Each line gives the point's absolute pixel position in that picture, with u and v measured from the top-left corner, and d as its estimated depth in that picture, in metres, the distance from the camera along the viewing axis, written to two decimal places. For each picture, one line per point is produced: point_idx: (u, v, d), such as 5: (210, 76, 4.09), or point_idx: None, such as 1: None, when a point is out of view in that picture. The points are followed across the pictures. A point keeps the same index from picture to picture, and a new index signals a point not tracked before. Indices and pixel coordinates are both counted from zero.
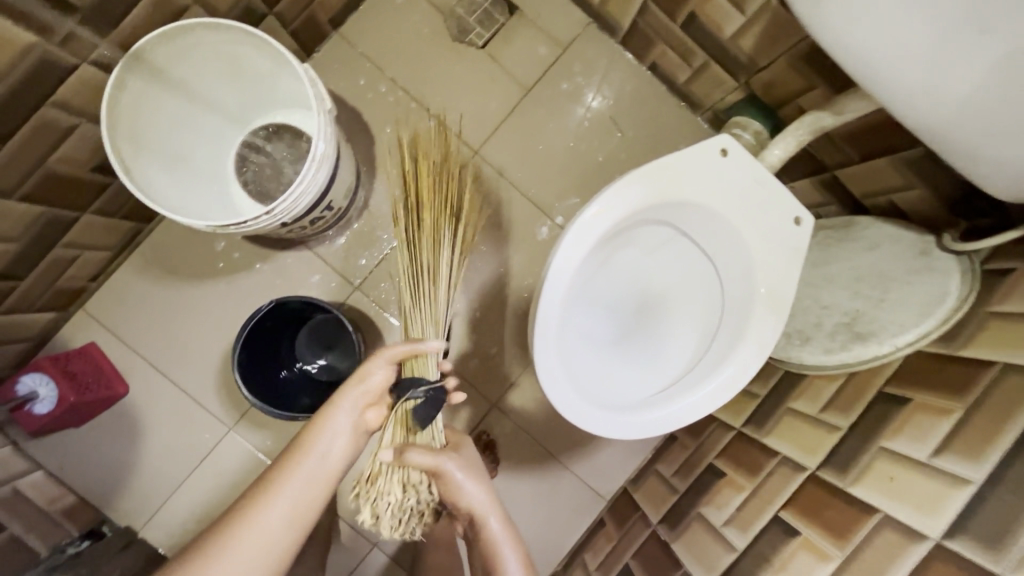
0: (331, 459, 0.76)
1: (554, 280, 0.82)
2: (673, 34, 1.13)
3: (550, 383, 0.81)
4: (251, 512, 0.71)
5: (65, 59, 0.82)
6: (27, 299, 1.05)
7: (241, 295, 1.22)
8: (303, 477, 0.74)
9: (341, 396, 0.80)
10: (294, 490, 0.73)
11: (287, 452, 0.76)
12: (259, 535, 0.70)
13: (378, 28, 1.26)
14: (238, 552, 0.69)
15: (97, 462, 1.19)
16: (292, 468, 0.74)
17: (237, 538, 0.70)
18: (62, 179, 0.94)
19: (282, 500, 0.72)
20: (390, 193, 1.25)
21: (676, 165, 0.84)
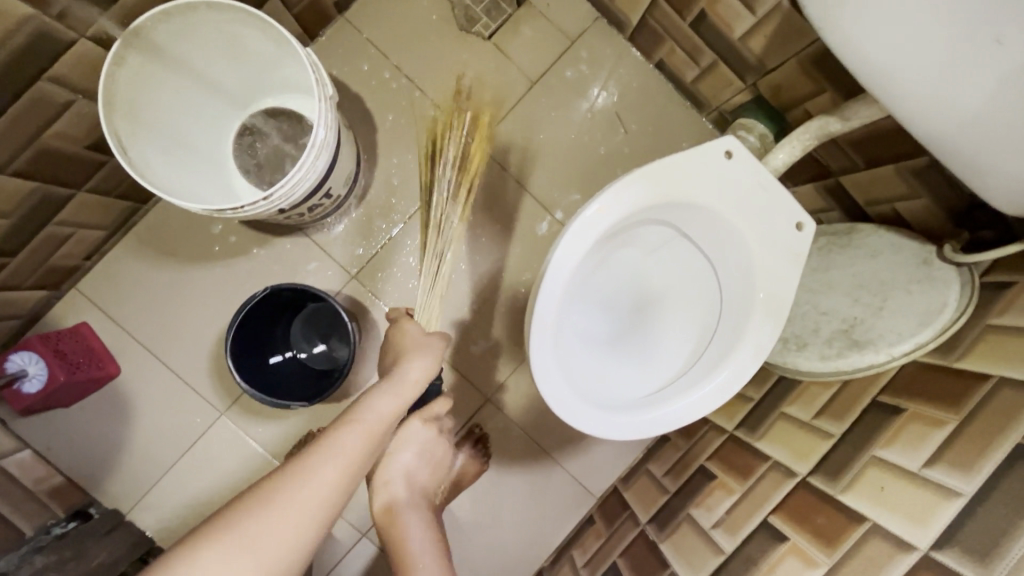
0: (385, 427, 0.73)
1: (554, 276, 0.81)
2: (682, 32, 1.12)
3: (545, 380, 0.81)
4: (311, 465, 0.65)
5: (62, 32, 0.80)
6: (18, 275, 1.03)
7: (237, 280, 1.21)
8: (364, 438, 0.70)
9: (401, 373, 0.80)
10: (355, 449, 0.68)
11: (345, 414, 0.72)
12: (314, 493, 0.64)
13: (384, 13, 1.24)
14: (291, 509, 0.62)
15: (86, 442, 1.18)
16: (353, 428, 0.70)
17: (294, 491, 0.63)
18: (56, 155, 0.92)
19: (342, 458, 0.67)
20: (391, 182, 1.24)
21: (686, 163, 0.83)
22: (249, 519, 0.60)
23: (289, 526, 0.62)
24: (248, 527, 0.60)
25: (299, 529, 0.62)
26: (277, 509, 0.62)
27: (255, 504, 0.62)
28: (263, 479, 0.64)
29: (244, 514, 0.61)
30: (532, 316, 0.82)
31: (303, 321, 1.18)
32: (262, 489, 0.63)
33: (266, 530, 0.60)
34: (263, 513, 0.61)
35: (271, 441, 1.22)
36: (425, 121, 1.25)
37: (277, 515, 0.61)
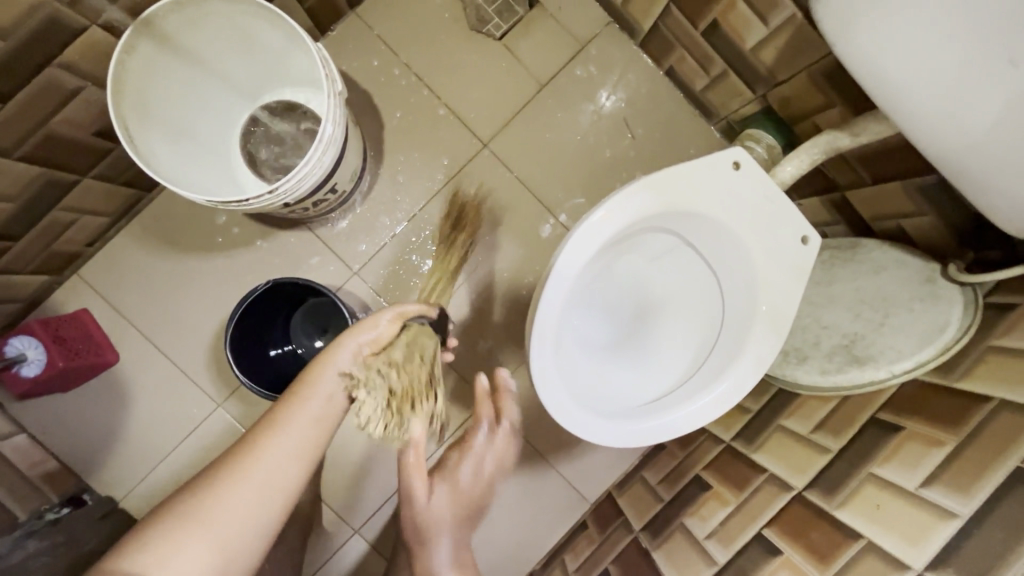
0: (336, 399, 0.77)
1: (557, 281, 0.81)
2: (693, 40, 1.11)
3: (545, 385, 0.81)
4: (262, 447, 0.72)
5: (73, 19, 0.80)
6: (20, 260, 1.03)
7: (239, 271, 1.21)
8: (314, 414, 0.75)
9: (343, 341, 0.79)
10: (302, 426, 0.74)
11: (293, 392, 0.76)
12: (267, 470, 0.71)
13: (396, 10, 1.24)
14: (248, 487, 0.70)
15: (82, 429, 1.18)
16: (301, 406, 0.75)
17: (247, 472, 0.70)
18: (64, 140, 0.92)
19: (290, 434, 0.74)
20: (396, 179, 1.24)
21: (688, 173, 0.83)
22: (207, 502, 0.68)
23: (246, 503, 0.69)
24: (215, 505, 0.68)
25: (257, 506, 0.70)
26: (230, 489, 0.69)
27: (218, 485, 0.69)
28: (218, 463, 0.72)
29: (203, 496, 0.69)
30: (532, 322, 0.82)
31: (302, 315, 1.16)
32: (217, 473, 0.70)
33: (226, 507, 0.68)
34: (220, 494, 0.69)
35: None
36: (433, 120, 1.25)
37: (232, 494, 0.69)
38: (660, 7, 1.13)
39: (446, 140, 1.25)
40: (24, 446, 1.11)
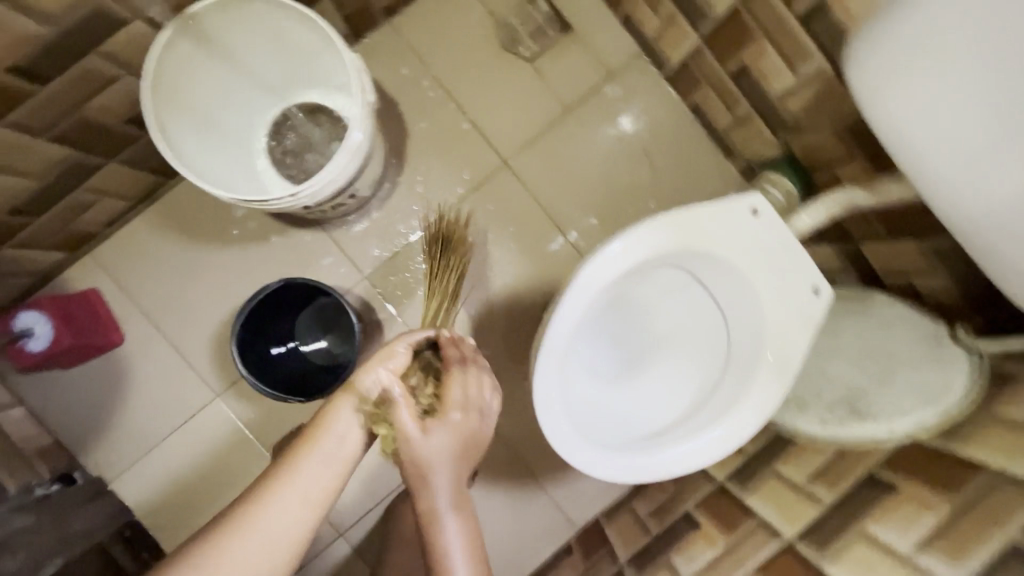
0: (347, 441, 0.75)
1: (567, 309, 0.82)
2: (720, 81, 1.12)
3: (545, 411, 0.81)
4: (270, 492, 0.70)
5: (118, 11, 0.80)
6: (38, 236, 1.05)
7: (251, 265, 1.22)
8: (324, 456, 0.73)
9: (360, 381, 0.77)
10: (314, 475, 0.72)
11: (306, 435, 0.75)
12: (277, 522, 0.69)
13: (430, 23, 1.26)
14: (251, 537, 0.68)
15: (79, 407, 1.19)
16: (313, 449, 0.74)
17: (257, 518, 0.69)
18: (97, 126, 0.92)
19: (301, 482, 0.72)
20: (414, 188, 1.25)
21: (701, 215, 0.83)
22: (213, 553, 0.67)
23: (256, 550, 0.68)
24: (222, 556, 0.67)
25: (263, 559, 0.68)
26: (235, 541, 0.68)
27: (223, 535, 0.68)
28: (228, 512, 0.70)
29: (207, 546, 0.67)
30: (537, 348, 0.82)
31: (308, 314, 1.17)
32: (226, 522, 0.69)
33: (231, 558, 0.67)
34: (229, 543, 0.67)
35: (262, 428, 1.22)
36: (456, 134, 1.26)
37: (240, 544, 0.67)
38: (690, 46, 1.14)
39: (467, 155, 1.26)
40: (21, 418, 1.14)
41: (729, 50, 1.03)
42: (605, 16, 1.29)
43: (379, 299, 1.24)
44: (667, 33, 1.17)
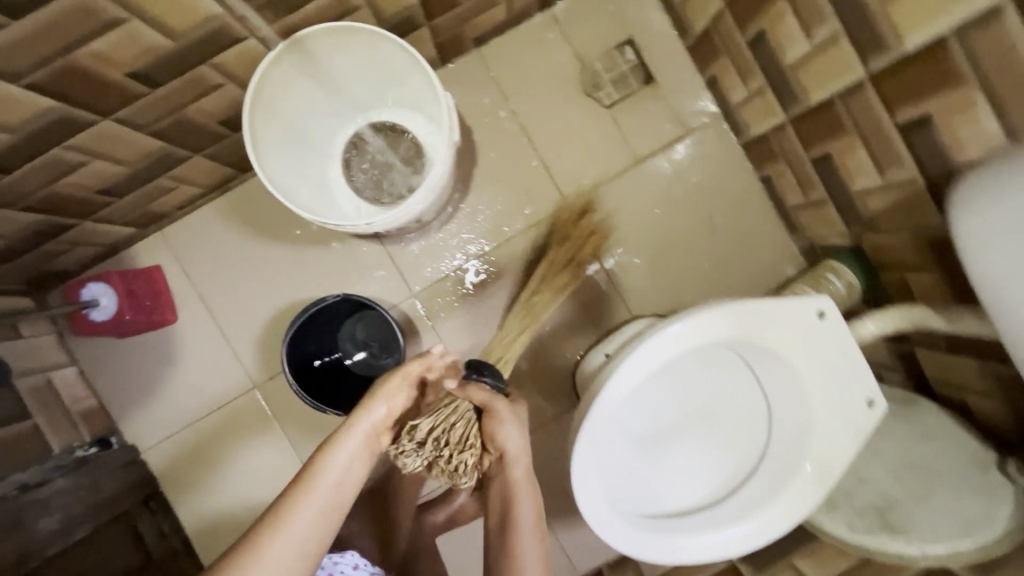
0: (343, 487, 0.74)
1: (619, 382, 0.82)
2: (800, 163, 1.10)
3: (579, 477, 0.82)
4: (262, 548, 0.66)
5: (236, 31, 0.80)
6: (118, 213, 1.10)
7: (307, 266, 1.25)
8: (319, 504, 0.71)
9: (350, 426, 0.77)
10: (309, 524, 0.70)
11: (298, 480, 0.72)
12: (272, 575, 0.66)
13: (516, 57, 1.27)
14: None
15: (125, 376, 1.24)
16: (308, 495, 0.71)
17: (254, 573, 0.65)
18: (191, 125, 0.95)
19: (295, 533, 0.68)
20: (475, 216, 1.27)
21: (761, 307, 0.82)
22: None
23: None
24: None
25: None
26: None
27: None
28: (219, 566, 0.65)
29: None
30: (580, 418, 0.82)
31: (348, 329, 1.17)
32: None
33: None
34: None
35: (292, 425, 1.25)
36: (524, 169, 1.27)
37: None
38: (774, 124, 1.12)
39: (532, 190, 1.27)
40: (71, 378, 1.20)
41: (816, 138, 1.01)
42: (690, 75, 1.28)
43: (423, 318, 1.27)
44: (753, 107, 1.15)
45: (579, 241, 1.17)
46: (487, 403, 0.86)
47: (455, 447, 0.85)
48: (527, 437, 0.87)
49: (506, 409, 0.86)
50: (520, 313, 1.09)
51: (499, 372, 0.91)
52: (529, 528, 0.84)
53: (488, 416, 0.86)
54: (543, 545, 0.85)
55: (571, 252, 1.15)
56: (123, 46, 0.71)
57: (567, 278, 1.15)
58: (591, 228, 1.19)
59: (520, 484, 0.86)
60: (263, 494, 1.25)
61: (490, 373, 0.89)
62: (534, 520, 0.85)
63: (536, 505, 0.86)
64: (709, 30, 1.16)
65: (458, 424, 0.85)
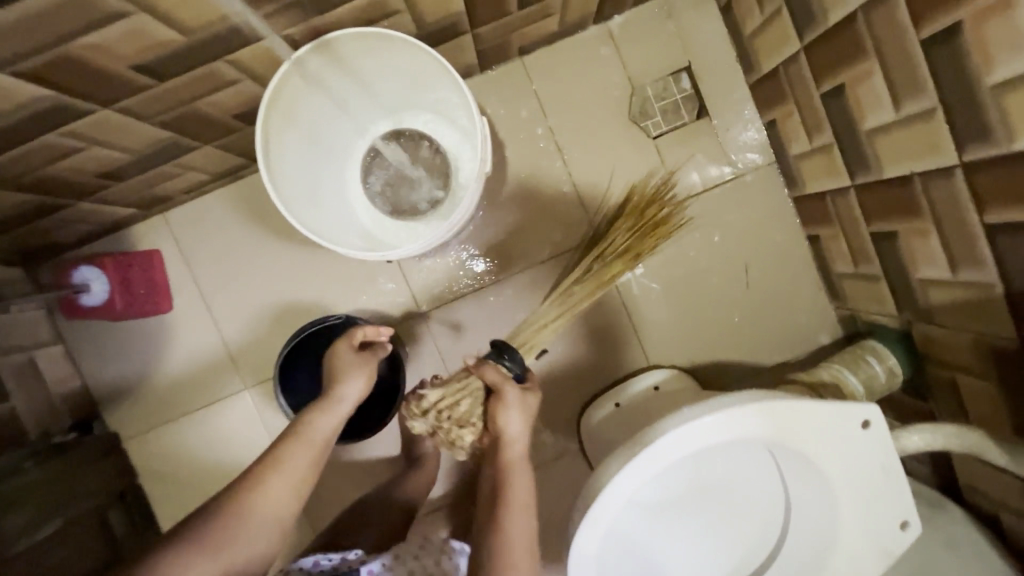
0: (329, 442, 0.85)
1: (636, 470, 0.74)
2: (857, 232, 1.01)
3: (576, 554, 0.76)
4: (263, 484, 0.77)
5: (255, 29, 0.72)
6: (120, 196, 1.03)
7: (313, 269, 1.18)
8: (310, 454, 0.81)
9: (336, 396, 0.87)
10: (293, 475, 0.79)
11: (292, 433, 0.82)
12: (270, 507, 0.76)
13: (562, 70, 1.17)
14: (247, 523, 0.74)
15: (110, 360, 1.18)
16: (299, 446, 0.81)
17: (254, 504, 0.75)
18: (203, 118, 0.87)
19: (288, 475, 0.79)
20: (496, 238, 1.18)
21: (797, 410, 0.75)
22: (212, 535, 0.71)
23: (250, 535, 0.74)
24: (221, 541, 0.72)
25: (258, 542, 0.74)
26: (233, 524, 0.73)
27: (220, 521, 0.73)
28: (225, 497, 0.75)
29: (204, 530, 0.71)
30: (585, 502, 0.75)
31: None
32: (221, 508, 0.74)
33: (230, 541, 0.72)
34: (227, 526, 0.73)
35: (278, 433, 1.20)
36: (556, 194, 1.18)
37: (239, 526, 0.73)
38: (835, 185, 1.02)
39: (561, 218, 1.18)
40: (57, 357, 1.15)
41: (882, 212, 0.92)
42: (748, 114, 1.18)
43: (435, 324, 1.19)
44: (814, 161, 1.05)
45: (642, 232, 1.05)
46: (496, 386, 0.86)
47: (456, 422, 0.88)
48: (530, 423, 0.88)
49: (513, 394, 0.86)
50: (557, 300, 1.03)
51: (519, 359, 0.90)
52: (519, 515, 0.81)
53: (494, 400, 0.87)
54: (531, 536, 0.81)
55: (632, 239, 1.04)
56: (127, 37, 0.64)
57: (619, 270, 1.04)
58: (658, 219, 1.07)
59: (516, 469, 0.85)
60: None
61: (510, 357, 0.90)
62: (524, 505, 0.82)
63: (529, 493, 0.84)
64: (777, 71, 1.05)
65: (462, 401, 0.88)
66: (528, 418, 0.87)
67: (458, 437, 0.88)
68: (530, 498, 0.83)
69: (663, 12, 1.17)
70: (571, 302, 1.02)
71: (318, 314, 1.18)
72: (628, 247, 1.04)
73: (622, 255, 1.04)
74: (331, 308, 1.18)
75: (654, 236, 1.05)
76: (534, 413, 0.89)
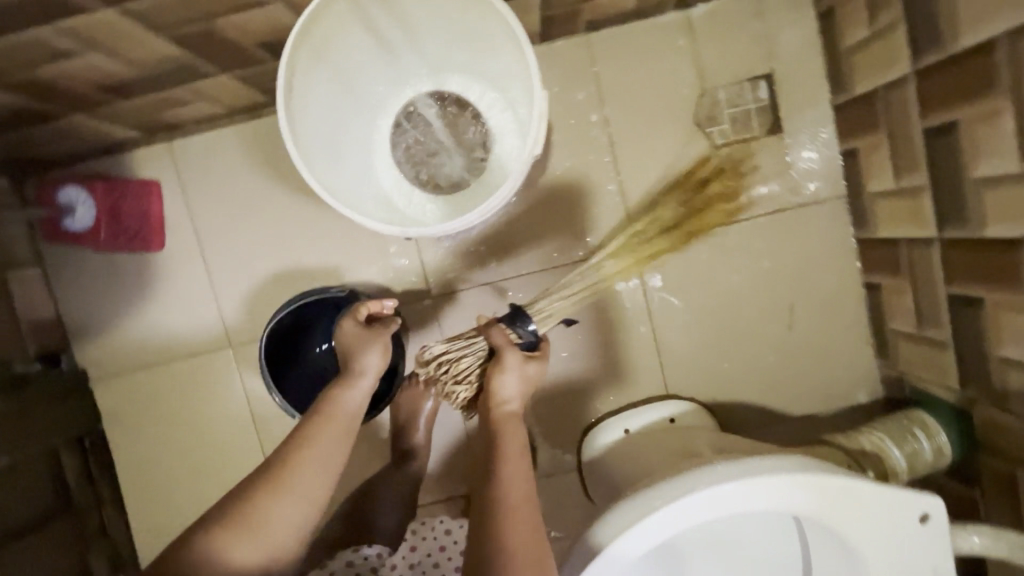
0: (354, 418, 0.76)
1: (657, 523, 0.68)
2: (930, 288, 0.90)
3: (610, 555, 0.67)
4: (289, 470, 0.69)
5: None
6: (121, 117, 0.92)
7: (322, 230, 1.07)
8: (336, 432, 0.73)
9: (355, 371, 0.78)
10: (313, 461, 0.70)
11: (315, 412, 0.75)
12: (301, 492, 0.68)
13: (629, 56, 1.05)
14: (279, 510, 0.66)
15: (91, 292, 1.09)
16: (323, 424, 0.73)
17: (282, 490, 0.67)
18: (223, 41, 0.76)
19: (317, 456, 0.70)
20: (526, 228, 1.07)
21: (851, 497, 0.68)
22: (242, 523, 0.64)
23: (283, 523, 0.66)
24: (252, 529, 0.65)
25: (290, 530, 0.67)
26: (263, 513, 0.66)
27: (247, 510, 0.65)
28: (250, 483, 0.68)
29: (234, 518, 0.65)
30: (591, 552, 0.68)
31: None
32: (247, 497, 0.66)
33: (260, 530, 0.65)
34: (257, 515, 0.65)
35: (257, 399, 1.10)
36: (598, 191, 1.07)
37: (269, 514, 0.66)
38: (915, 233, 0.91)
39: (601, 219, 1.07)
40: (32, 281, 1.06)
41: (971, 274, 0.80)
42: (826, 138, 1.06)
43: (473, 288, 1.08)
44: (896, 203, 0.94)
45: (696, 207, 1.03)
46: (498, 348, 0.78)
47: (454, 377, 0.84)
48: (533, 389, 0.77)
49: (513, 357, 0.76)
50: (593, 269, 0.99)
51: (534, 327, 0.82)
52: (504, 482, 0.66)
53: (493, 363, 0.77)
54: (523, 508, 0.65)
55: (683, 213, 1.02)
56: None
57: (665, 246, 1.01)
58: (720, 194, 1.04)
59: (511, 436, 0.72)
60: (209, 463, 1.11)
61: (521, 323, 0.82)
62: (513, 474, 0.67)
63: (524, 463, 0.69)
64: (873, 94, 0.93)
65: (464, 357, 0.83)
66: (527, 386, 0.77)
67: (451, 393, 0.84)
68: (528, 457, 0.70)
69: (753, 9, 1.04)
70: (614, 269, 0.99)
71: (320, 278, 1.08)
72: (690, 220, 1.02)
73: (686, 231, 1.03)
74: (334, 275, 1.08)
75: (710, 211, 1.04)
76: (536, 383, 0.77)
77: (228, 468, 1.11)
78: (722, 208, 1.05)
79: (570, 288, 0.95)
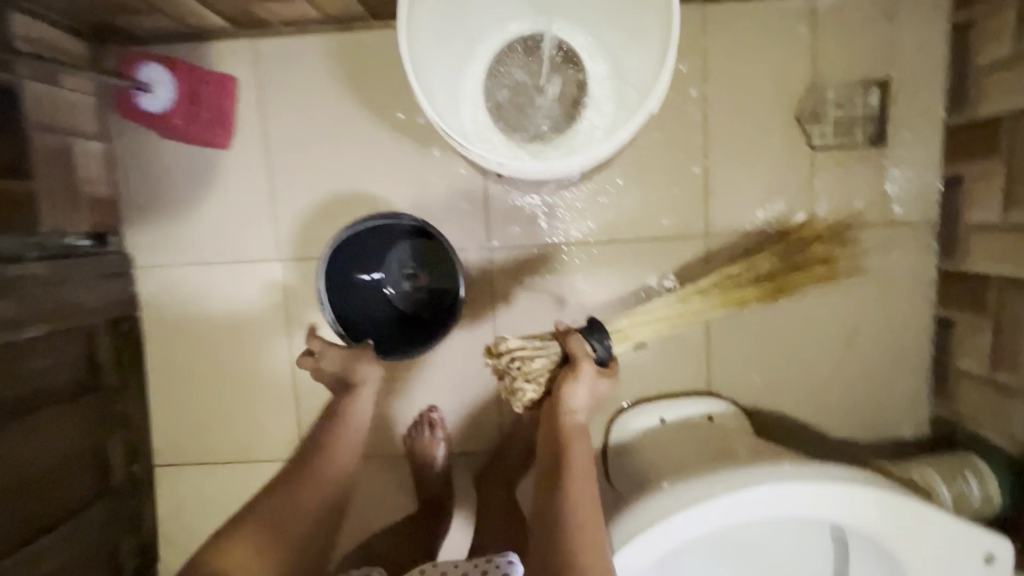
0: (358, 429, 0.91)
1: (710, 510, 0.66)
2: (1016, 330, 0.85)
3: (655, 534, 0.66)
4: (305, 479, 0.88)
5: None
6: (217, 2, 0.89)
7: (392, 159, 1.04)
8: (341, 443, 0.90)
9: (354, 382, 0.90)
10: (328, 465, 0.89)
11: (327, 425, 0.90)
12: (315, 496, 0.88)
13: (743, 34, 0.99)
14: (300, 510, 0.86)
15: (151, 178, 1.06)
16: (332, 435, 0.90)
17: (300, 496, 0.87)
18: None
19: (326, 467, 0.89)
20: (599, 195, 1.03)
21: (912, 518, 0.66)
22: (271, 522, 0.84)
23: (304, 520, 0.86)
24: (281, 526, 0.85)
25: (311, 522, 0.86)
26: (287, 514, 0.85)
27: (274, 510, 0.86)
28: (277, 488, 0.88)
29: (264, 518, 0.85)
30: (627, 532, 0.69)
31: (393, 261, 1.00)
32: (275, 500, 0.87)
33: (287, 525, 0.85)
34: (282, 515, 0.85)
35: (296, 317, 1.08)
36: (681, 170, 1.02)
37: (292, 512, 0.85)
38: (1012, 271, 0.86)
39: (679, 200, 1.03)
40: (95, 156, 1.04)
41: None
42: (931, 159, 1.00)
43: (532, 293, 1.05)
44: (997, 237, 0.89)
45: (792, 264, 0.97)
46: (575, 359, 0.78)
47: (526, 375, 0.79)
48: (598, 401, 0.79)
49: (589, 369, 0.77)
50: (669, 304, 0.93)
51: (608, 342, 0.82)
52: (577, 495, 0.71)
53: (566, 370, 0.78)
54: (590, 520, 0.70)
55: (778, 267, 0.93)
56: None
57: (750, 295, 0.96)
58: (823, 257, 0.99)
59: (580, 449, 0.75)
60: (236, 372, 1.10)
61: (598, 337, 0.81)
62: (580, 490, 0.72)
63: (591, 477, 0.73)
64: (998, 120, 0.88)
65: (537, 356, 0.79)
66: (594, 399, 0.79)
67: (519, 391, 0.79)
68: (590, 470, 0.74)
69: (884, 8, 0.98)
70: (691, 307, 0.94)
71: (381, 208, 1.05)
72: (789, 273, 0.96)
73: (782, 280, 0.96)
74: (396, 208, 1.05)
75: (806, 272, 0.98)
76: (602, 396, 0.79)
77: (254, 379, 1.10)
78: (814, 269, 0.94)
79: (650, 314, 0.92)
